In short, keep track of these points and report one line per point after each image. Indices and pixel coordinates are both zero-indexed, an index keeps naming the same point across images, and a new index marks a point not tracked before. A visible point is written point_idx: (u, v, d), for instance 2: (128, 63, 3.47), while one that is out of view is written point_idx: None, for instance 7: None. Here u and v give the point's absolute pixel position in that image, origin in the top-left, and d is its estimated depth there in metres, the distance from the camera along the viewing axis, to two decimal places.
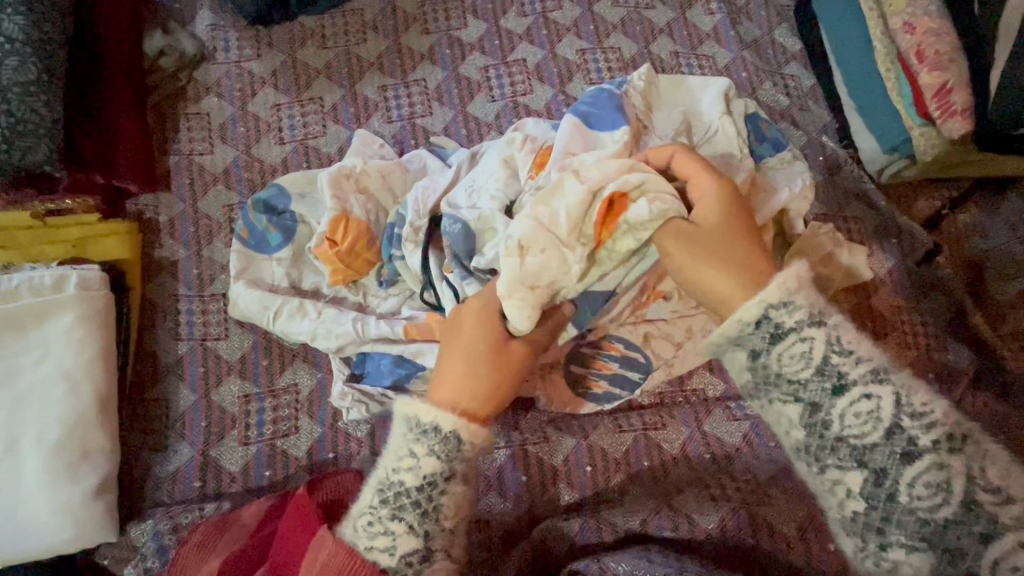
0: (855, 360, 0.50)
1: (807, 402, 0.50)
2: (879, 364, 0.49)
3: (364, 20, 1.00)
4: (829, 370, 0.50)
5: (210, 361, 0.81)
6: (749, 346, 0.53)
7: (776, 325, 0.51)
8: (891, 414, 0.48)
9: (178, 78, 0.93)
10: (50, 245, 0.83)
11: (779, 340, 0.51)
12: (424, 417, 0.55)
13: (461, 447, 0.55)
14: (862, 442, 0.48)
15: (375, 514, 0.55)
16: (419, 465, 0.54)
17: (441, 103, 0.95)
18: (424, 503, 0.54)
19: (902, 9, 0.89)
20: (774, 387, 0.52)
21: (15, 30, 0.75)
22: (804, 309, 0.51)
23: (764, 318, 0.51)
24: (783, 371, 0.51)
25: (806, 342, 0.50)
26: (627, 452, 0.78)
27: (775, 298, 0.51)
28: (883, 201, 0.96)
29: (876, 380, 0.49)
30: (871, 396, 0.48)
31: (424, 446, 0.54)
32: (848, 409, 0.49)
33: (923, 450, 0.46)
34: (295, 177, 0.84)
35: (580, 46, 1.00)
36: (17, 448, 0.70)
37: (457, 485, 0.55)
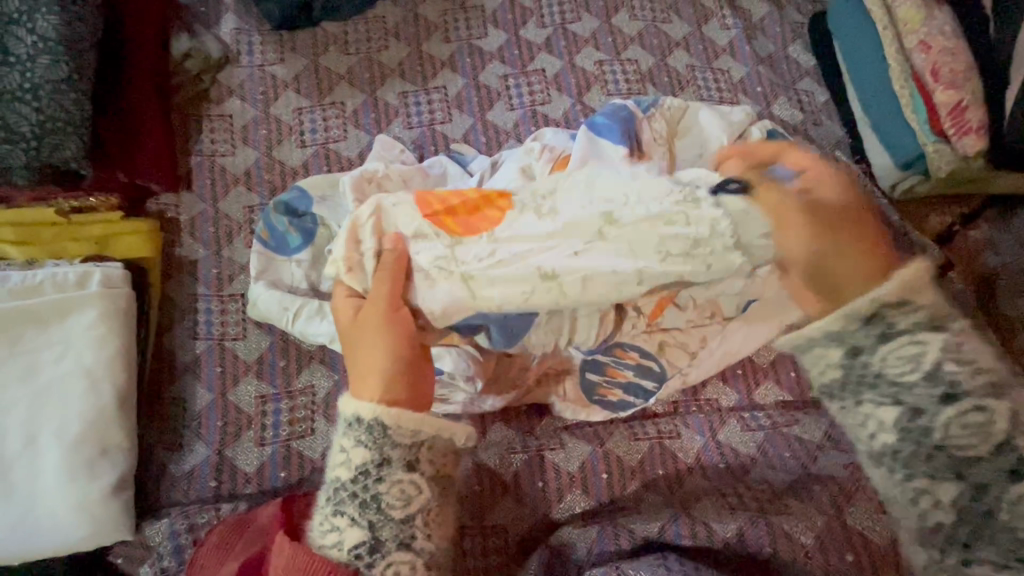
0: (974, 372, 0.52)
1: (910, 406, 0.53)
2: (998, 377, 0.52)
3: (386, 27, 1.01)
4: (940, 376, 0.52)
5: (227, 361, 0.81)
6: (848, 344, 0.55)
7: (889, 325, 0.54)
8: (1005, 430, 0.50)
9: (201, 80, 0.94)
10: (74, 241, 0.83)
11: (888, 341, 0.54)
12: (349, 411, 0.56)
13: (387, 433, 0.55)
14: (969, 452, 0.51)
15: (323, 513, 0.56)
16: (351, 457, 0.55)
17: (461, 110, 0.96)
18: (361, 494, 0.55)
19: (917, 28, 0.91)
20: (866, 387, 0.55)
21: (48, 29, 0.75)
22: (925, 312, 0.54)
23: (879, 316, 0.54)
24: (887, 372, 0.54)
25: (919, 345, 0.53)
26: (642, 460, 0.79)
27: (894, 296, 0.54)
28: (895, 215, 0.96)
29: (992, 396, 0.51)
30: (984, 408, 0.51)
31: (352, 437, 0.56)
32: (959, 419, 0.51)
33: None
34: (318, 181, 0.85)
35: (598, 58, 1.01)
36: (36, 444, 0.70)
37: (394, 472, 0.55)
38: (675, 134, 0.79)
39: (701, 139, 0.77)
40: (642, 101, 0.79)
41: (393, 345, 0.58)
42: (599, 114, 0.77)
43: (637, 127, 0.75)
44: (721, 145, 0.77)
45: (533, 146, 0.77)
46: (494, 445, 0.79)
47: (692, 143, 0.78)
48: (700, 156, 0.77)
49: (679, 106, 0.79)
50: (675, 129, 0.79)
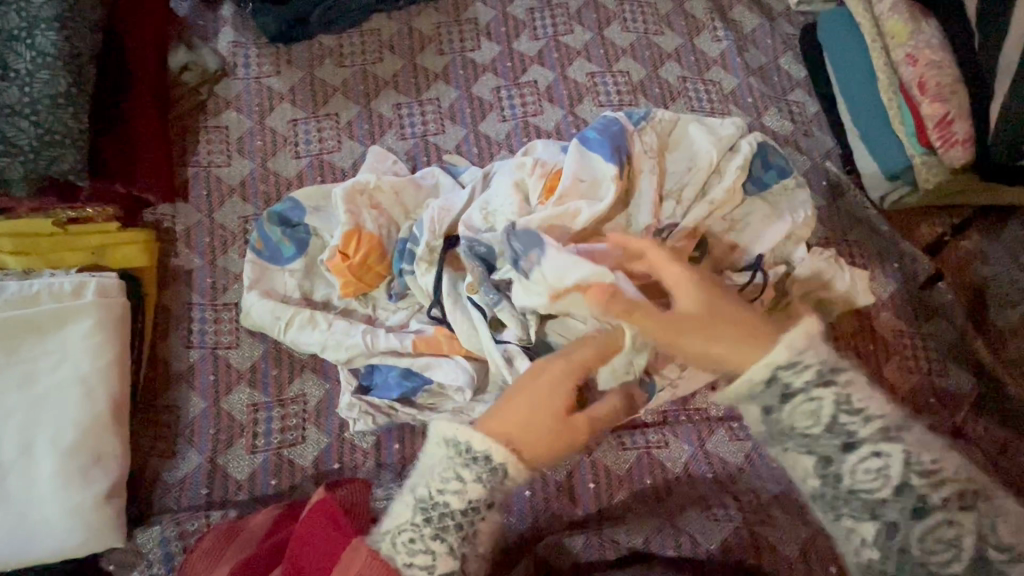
0: (865, 419, 0.49)
1: (821, 455, 0.50)
2: (889, 421, 0.49)
3: (380, 40, 1.02)
4: (839, 429, 0.49)
5: (221, 370, 0.82)
6: (759, 402, 0.52)
7: (785, 385, 0.50)
8: (900, 473, 0.47)
9: (199, 93, 0.96)
10: (71, 252, 0.85)
11: (788, 400, 0.50)
12: (476, 445, 0.55)
13: (506, 477, 0.55)
14: (873, 497, 0.48)
15: (415, 531, 0.54)
16: (467, 489, 0.54)
17: (454, 122, 0.98)
18: (466, 526, 0.55)
19: (904, 42, 0.91)
20: (787, 439, 0.52)
21: (47, 45, 0.77)
22: (812, 369, 0.50)
23: (774, 378, 0.50)
24: (792, 422, 0.51)
25: (816, 401, 0.50)
26: (630, 469, 0.79)
27: (784, 359, 0.50)
28: (885, 226, 0.97)
29: (886, 439, 0.48)
30: (880, 454, 0.48)
31: (474, 472, 0.55)
32: (857, 466, 0.49)
33: (932, 508, 0.46)
34: (309, 192, 0.85)
35: (589, 70, 1.02)
36: (31, 451, 0.71)
37: (492, 512, 0.56)
38: (666, 147, 0.79)
39: (690, 152, 0.78)
40: (634, 114, 0.79)
41: (552, 414, 0.57)
42: (590, 128, 0.77)
43: (627, 141, 0.75)
44: (710, 158, 0.76)
45: (525, 161, 0.77)
46: None
47: (682, 155, 0.78)
48: (689, 169, 0.77)
49: (669, 118, 0.79)
50: (666, 142, 0.79)
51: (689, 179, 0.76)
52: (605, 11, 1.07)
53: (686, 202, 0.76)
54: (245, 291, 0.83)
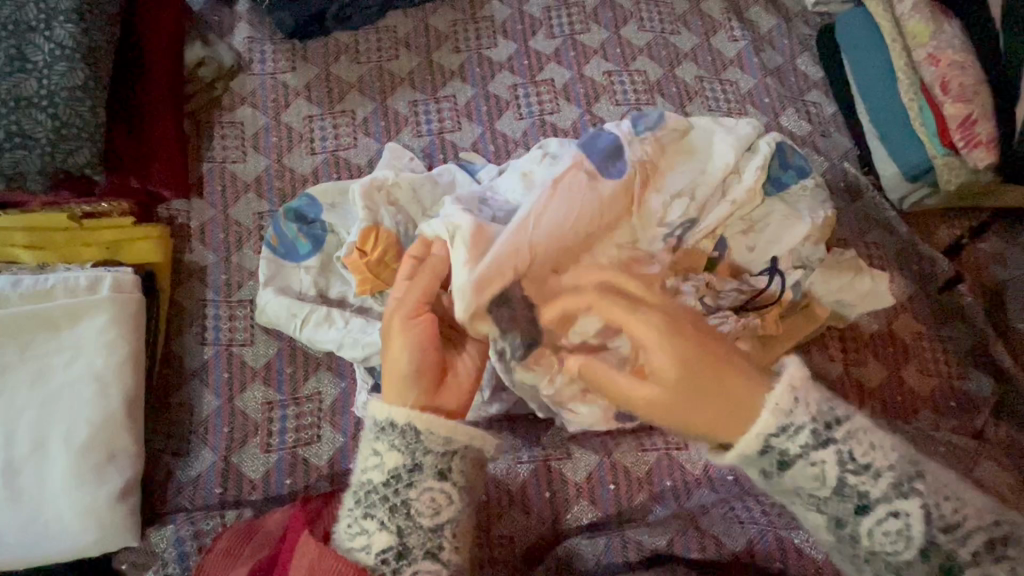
0: (875, 475, 0.50)
1: (832, 515, 0.51)
2: (901, 475, 0.50)
3: (396, 38, 1.02)
4: (849, 490, 0.50)
5: (235, 367, 0.81)
6: (758, 467, 0.52)
7: (781, 452, 0.51)
8: (920, 530, 0.49)
9: (214, 88, 0.95)
10: (86, 246, 0.84)
11: (787, 466, 0.51)
12: (380, 415, 0.56)
13: (420, 438, 0.55)
14: (896, 558, 0.50)
15: (352, 515, 0.57)
16: (384, 461, 0.56)
17: (470, 119, 0.97)
18: (393, 498, 0.55)
19: (926, 42, 0.91)
20: (795, 497, 0.52)
21: (66, 37, 0.76)
22: (807, 431, 0.50)
23: (766, 446, 0.51)
24: (807, 489, 0.51)
25: (819, 464, 0.50)
26: (650, 471, 0.78)
27: (774, 425, 0.50)
28: (904, 228, 0.96)
29: (899, 495, 0.49)
30: (896, 512, 0.49)
31: (385, 442, 0.56)
32: (876, 528, 0.50)
33: (964, 564, 0.48)
34: (326, 188, 0.84)
35: (606, 68, 1.02)
36: (44, 449, 0.70)
37: (427, 479, 0.55)
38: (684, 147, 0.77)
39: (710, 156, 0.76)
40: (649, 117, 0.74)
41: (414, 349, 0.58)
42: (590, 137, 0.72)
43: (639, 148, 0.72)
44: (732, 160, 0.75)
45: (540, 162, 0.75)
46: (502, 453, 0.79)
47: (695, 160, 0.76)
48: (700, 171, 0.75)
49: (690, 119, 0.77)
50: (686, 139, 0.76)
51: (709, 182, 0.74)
52: (623, 11, 1.07)
53: (700, 204, 0.74)
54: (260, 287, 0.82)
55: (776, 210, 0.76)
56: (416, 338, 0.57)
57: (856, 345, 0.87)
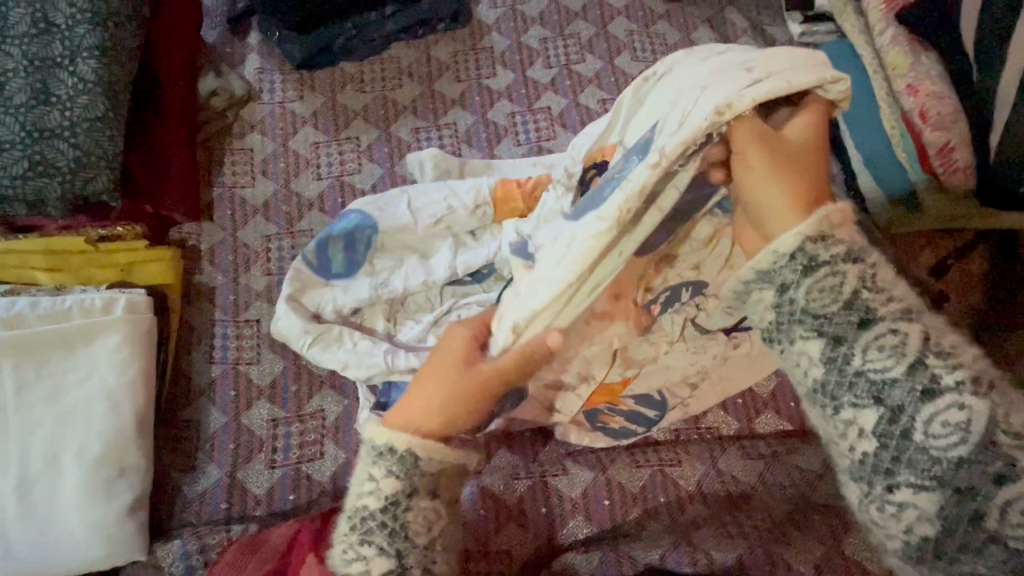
0: (886, 298, 0.44)
1: (831, 336, 0.44)
2: (909, 303, 0.44)
3: (400, 67, 1.07)
4: (858, 304, 0.44)
5: (241, 385, 0.84)
6: (775, 283, 0.47)
7: (810, 257, 0.45)
8: (916, 350, 0.42)
9: (226, 117, 1.00)
10: (101, 268, 0.87)
11: (812, 271, 0.45)
12: (379, 441, 0.51)
13: (419, 463, 0.51)
14: (883, 377, 0.42)
15: (347, 541, 0.54)
16: (380, 487, 0.51)
17: (470, 146, 1.01)
18: (391, 523, 0.52)
19: (905, 73, 0.95)
20: (846, 389, 0.43)
21: (87, 72, 0.80)
22: (841, 245, 0.45)
23: (798, 248, 0.46)
24: (810, 303, 0.45)
25: (839, 275, 0.44)
26: (644, 487, 0.81)
27: (812, 230, 0.46)
28: (890, 248, 0.99)
29: (905, 318, 0.43)
30: (897, 330, 0.43)
31: (382, 467, 0.51)
32: (873, 343, 0.43)
33: (945, 389, 0.40)
34: (372, 202, 0.85)
35: (601, 96, 1.06)
36: (58, 464, 0.72)
37: (421, 499, 0.52)
38: None
39: None
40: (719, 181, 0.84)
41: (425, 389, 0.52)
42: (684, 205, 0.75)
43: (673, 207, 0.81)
44: None
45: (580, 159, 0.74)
46: (500, 469, 0.82)
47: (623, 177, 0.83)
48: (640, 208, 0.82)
49: None
50: None
51: None
52: (616, 41, 1.12)
53: None
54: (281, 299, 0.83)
55: None
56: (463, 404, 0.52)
57: None
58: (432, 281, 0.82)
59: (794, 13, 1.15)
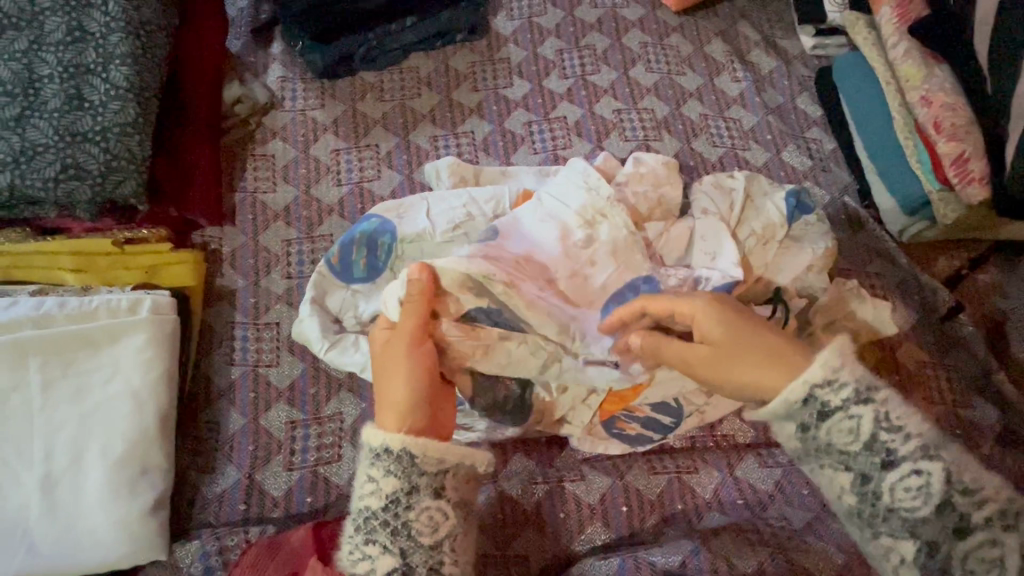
0: (905, 437, 0.53)
1: (805, 423, 0.56)
2: (928, 440, 0.53)
3: (419, 77, 1.09)
4: (878, 446, 0.53)
5: (260, 387, 0.84)
6: (797, 421, 0.56)
7: (817, 398, 0.55)
8: (940, 489, 0.52)
9: (249, 123, 1.02)
10: (126, 270, 0.88)
11: (811, 405, 0.55)
12: (374, 442, 0.58)
13: (415, 463, 0.57)
14: (912, 513, 0.52)
15: (353, 541, 0.58)
16: (381, 487, 0.57)
17: (487, 154, 1.03)
18: (393, 522, 0.57)
19: (919, 84, 0.96)
20: (880, 518, 0.54)
21: (120, 78, 0.83)
22: (850, 387, 0.54)
23: (809, 396, 0.55)
24: (832, 441, 0.55)
25: (855, 419, 0.54)
26: (661, 494, 0.80)
27: (819, 377, 0.54)
28: (904, 258, 1.00)
29: (925, 457, 0.52)
30: (920, 472, 0.52)
31: (380, 468, 0.57)
32: (837, 429, 0.54)
33: (902, 459, 0.53)
34: (388, 205, 0.87)
35: (616, 106, 1.08)
36: (81, 462, 0.73)
37: (423, 500, 0.57)
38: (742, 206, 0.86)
39: (762, 222, 0.84)
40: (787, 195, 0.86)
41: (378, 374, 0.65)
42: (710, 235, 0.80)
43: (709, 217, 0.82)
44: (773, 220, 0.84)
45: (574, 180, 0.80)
46: (516, 474, 0.81)
47: (632, 167, 0.85)
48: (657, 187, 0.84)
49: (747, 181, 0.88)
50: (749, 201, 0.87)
51: (755, 239, 0.83)
52: (631, 53, 1.13)
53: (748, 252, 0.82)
54: (306, 301, 0.84)
55: (773, 248, 0.83)
56: (423, 368, 0.63)
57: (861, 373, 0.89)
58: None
59: (806, 27, 1.17)
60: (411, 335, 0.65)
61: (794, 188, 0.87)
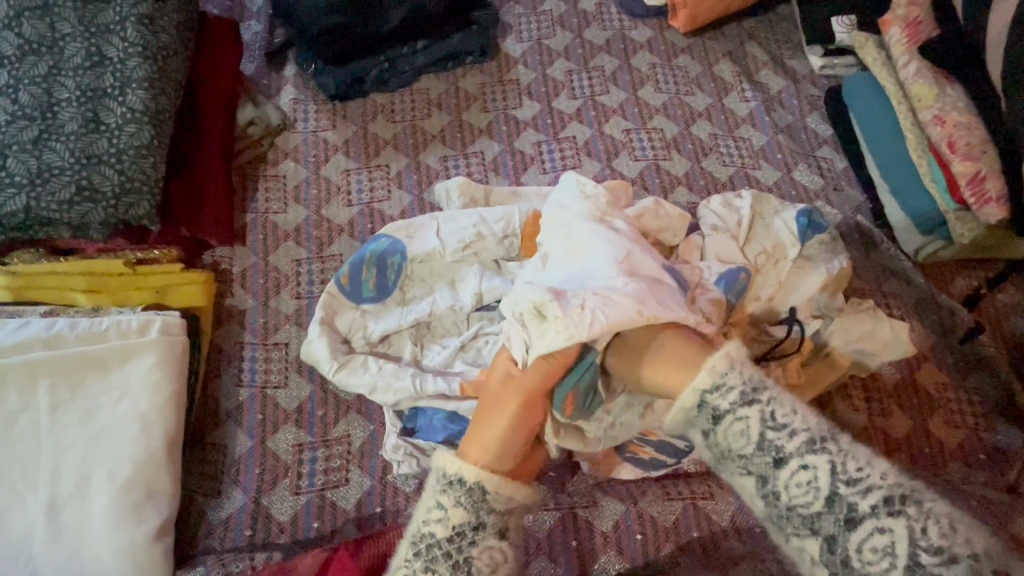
0: (791, 433, 0.51)
1: (758, 474, 0.52)
2: (815, 434, 0.51)
3: (429, 98, 1.10)
4: (767, 445, 0.51)
5: (268, 409, 0.83)
6: (699, 427, 0.56)
7: (714, 407, 0.55)
8: (829, 483, 0.49)
9: (261, 145, 1.03)
10: (137, 291, 0.87)
11: (719, 421, 0.54)
12: (451, 469, 0.58)
13: (486, 498, 0.56)
14: (810, 511, 0.49)
15: (409, 567, 0.56)
16: (449, 516, 0.56)
17: (497, 174, 1.03)
18: (455, 555, 0.55)
19: (931, 104, 0.94)
20: (787, 522, 0.50)
21: (136, 101, 0.84)
22: (737, 390, 0.54)
23: (700, 403, 0.55)
24: (729, 445, 0.53)
25: (743, 420, 0.52)
26: (677, 522, 0.78)
27: (707, 381, 0.55)
28: (921, 278, 0.98)
29: (812, 451, 0.50)
30: (808, 466, 0.50)
31: (451, 497, 0.56)
32: (790, 480, 0.50)
33: (863, 516, 0.47)
34: (398, 225, 0.86)
35: (625, 126, 1.08)
36: (88, 485, 0.72)
37: (487, 537, 0.56)
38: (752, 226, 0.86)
39: (772, 242, 0.84)
40: (798, 213, 0.85)
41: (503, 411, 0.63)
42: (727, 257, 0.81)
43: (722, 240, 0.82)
44: (781, 240, 0.84)
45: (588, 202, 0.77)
46: None
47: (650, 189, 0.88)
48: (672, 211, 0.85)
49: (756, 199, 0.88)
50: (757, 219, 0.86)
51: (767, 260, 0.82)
52: (640, 74, 1.14)
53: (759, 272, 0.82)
54: (314, 321, 0.83)
55: (785, 267, 0.82)
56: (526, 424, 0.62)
57: (880, 396, 0.88)
58: (460, 307, 0.83)
59: (815, 47, 1.17)
60: (528, 394, 0.63)
61: (807, 207, 0.86)
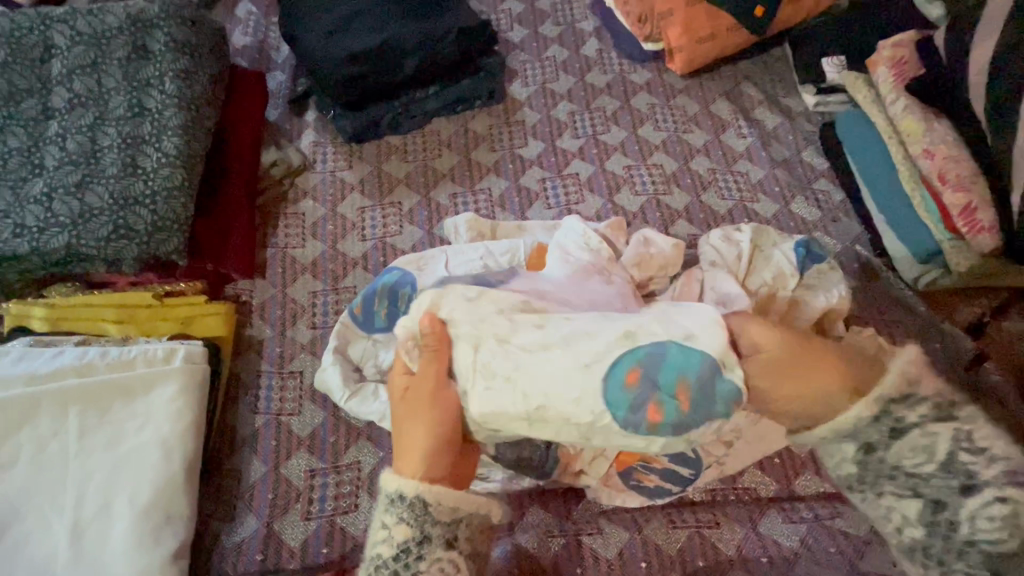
0: (990, 459, 0.56)
1: (934, 497, 0.57)
2: (1014, 462, 0.55)
3: (440, 140, 1.16)
4: (958, 467, 0.56)
5: (283, 436, 0.87)
6: (862, 439, 0.60)
7: (897, 420, 0.59)
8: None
9: (282, 184, 1.10)
10: (163, 321, 0.92)
11: (900, 435, 0.59)
12: (391, 487, 0.62)
13: (427, 510, 0.61)
14: (991, 543, 0.54)
15: None
16: (394, 534, 0.62)
17: (504, 209, 1.08)
18: (403, 571, 0.61)
19: (920, 139, 0.98)
20: (954, 545, 0.56)
21: (170, 147, 0.91)
22: (927, 404, 0.58)
23: (880, 416, 0.59)
24: (900, 461, 0.59)
25: (931, 436, 0.58)
26: (681, 550, 0.79)
27: (897, 392, 0.59)
28: (923, 307, 0.99)
29: (1012, 484, 0.54)
30: (1005, 498, 0.54)
31: (394, 515, 0.62)
32: (980, 511, 0.55)
33: None
34: (409, 258, 0.90)
35: (626, 163, 1.13)
36: (110, 509, 0.75)
37: (435, 550, 0.62)
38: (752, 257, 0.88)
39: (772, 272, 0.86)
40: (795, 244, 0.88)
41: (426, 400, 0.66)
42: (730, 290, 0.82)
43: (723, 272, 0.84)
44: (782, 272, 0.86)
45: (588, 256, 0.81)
46: (534, 527, 0.81)
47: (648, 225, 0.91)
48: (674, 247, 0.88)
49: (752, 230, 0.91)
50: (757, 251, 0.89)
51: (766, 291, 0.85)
52: (639, 114, 1.20)
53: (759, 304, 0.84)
54: (328, 351, 0.87)
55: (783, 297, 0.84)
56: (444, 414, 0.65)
57: None
58: None
59: (807, 85, 1.21)
60: (440, 379, 0.67)
61: (805, 237, 0.89)
